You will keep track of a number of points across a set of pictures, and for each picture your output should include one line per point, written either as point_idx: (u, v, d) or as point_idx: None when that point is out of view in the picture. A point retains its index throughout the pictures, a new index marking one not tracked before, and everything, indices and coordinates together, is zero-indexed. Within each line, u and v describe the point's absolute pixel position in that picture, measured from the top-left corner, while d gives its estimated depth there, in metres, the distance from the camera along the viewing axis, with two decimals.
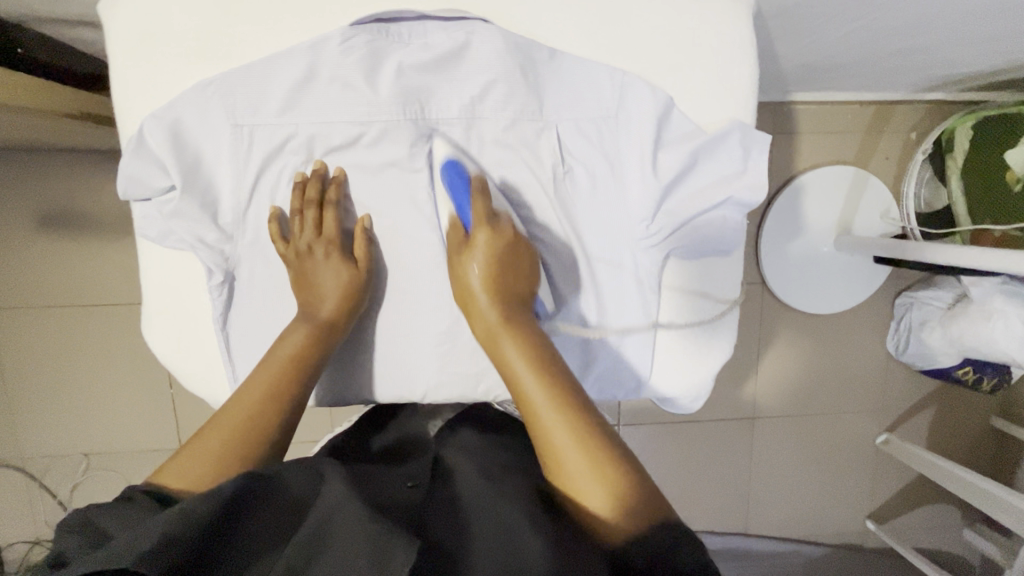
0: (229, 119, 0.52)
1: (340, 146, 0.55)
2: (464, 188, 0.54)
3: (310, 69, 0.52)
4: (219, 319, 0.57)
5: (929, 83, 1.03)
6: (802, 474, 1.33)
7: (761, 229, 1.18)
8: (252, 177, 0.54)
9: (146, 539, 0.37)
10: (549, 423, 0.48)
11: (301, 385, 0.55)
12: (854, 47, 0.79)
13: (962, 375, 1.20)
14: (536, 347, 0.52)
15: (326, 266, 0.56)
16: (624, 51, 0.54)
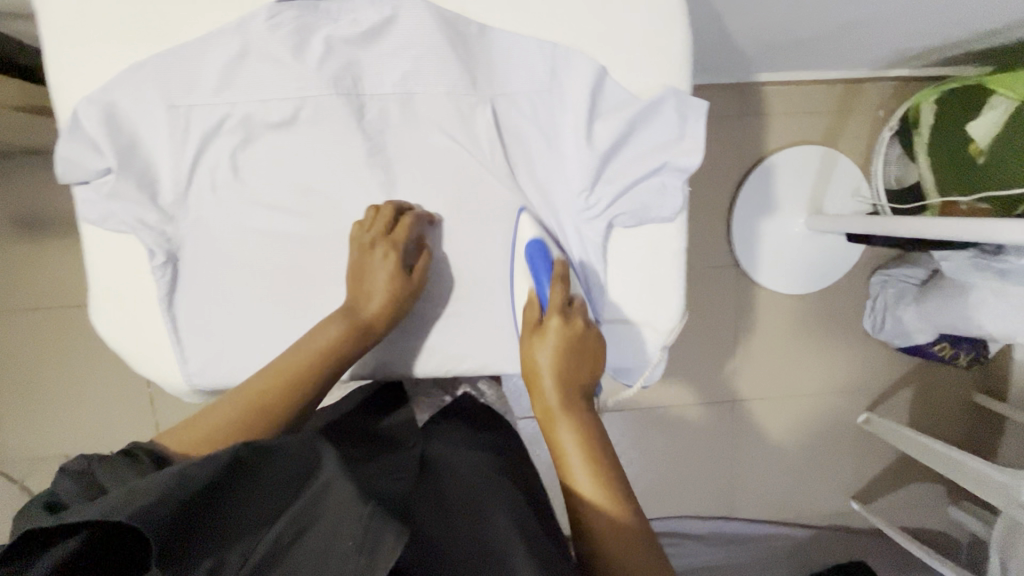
0: (164, 100, 0.53)
1: (276, 125, 0.55)
2: (548, 271, 0.57)
3: (242, 47, 0.53)
4: (165, 301, 0.56)
5: (890, 58, 1.04)
6: (787, 456, 1.33)
7: (733, 210, 1.19)
8: (191, 156, 0.54)
9: (135, 500, 0.37)
10: (595, 513, 0.48)
11: (329, 382, 0.55)
12: (805, 22, 0.80)
13: (939, 351, 1.21)
14: (592, 431, 0.52)
15: (380, 266, 0.56)
16: (553, 23, 0.55)
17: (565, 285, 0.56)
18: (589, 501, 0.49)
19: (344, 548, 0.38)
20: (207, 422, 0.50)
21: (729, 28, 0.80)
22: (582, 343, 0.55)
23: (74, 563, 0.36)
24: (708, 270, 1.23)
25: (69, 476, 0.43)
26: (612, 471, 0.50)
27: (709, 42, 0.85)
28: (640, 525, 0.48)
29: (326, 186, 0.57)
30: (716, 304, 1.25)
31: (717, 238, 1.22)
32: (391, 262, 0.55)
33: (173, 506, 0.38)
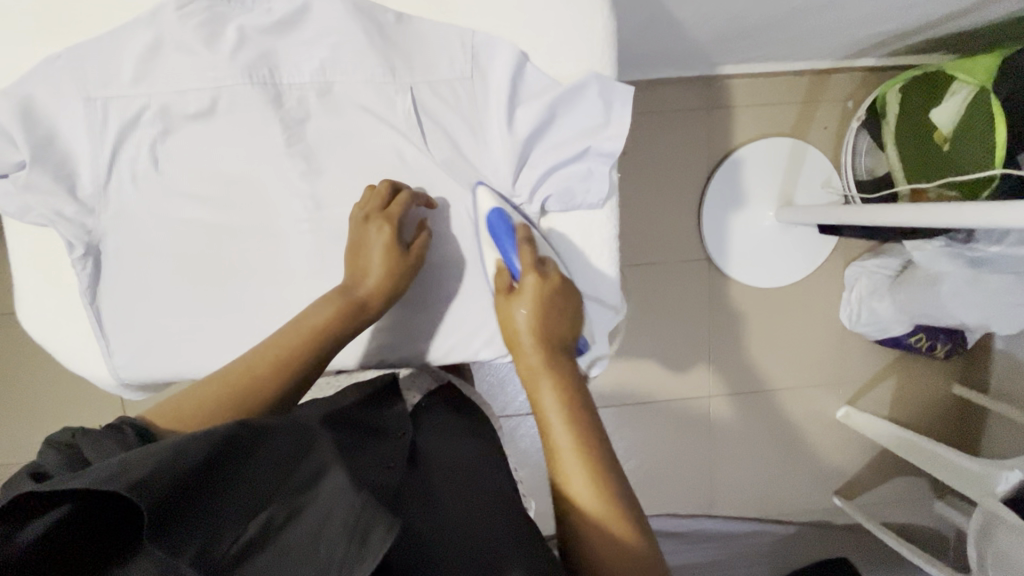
0: (80, 92, 0.53)
1: (194, 116, 0.55)
2: (511, 236, 0.57)
3: (156, 38, 0.53)
4: (88, 293, 0.57)
5: (851, 46, 1.03)
6: (765, 451, 1.31)
7: (702, 204, 1.19)
8: (109, 150, 0.54)
9: (135, 469, 0.34)
10: (564, 453, 0.48)
11: (320, 358, 0.54)
12: (754, 12, 0.79)
13: (916, 343, 1.20)
14: (567, 380, 0.52)
15: (375, 242, 0.56)
16: (472, 13, 0.57)
17: (532, 247, 0.57)
18: (560, 444, 0.48)
19: (338, 530, 0.35)
20: (201, 395, 0.49)
21: (679, 20, 0.79)
22: (556, 302, 0.55)
23: (56, 537, 0.32)
24: (678, 264, 1.22)
25: (52, 447, 0.41)
26: (584, 412, 0.50)
27: (661, 34, 0.84)
28: (612, 466, 0.48)
29: (247, 175, 0.57)
30: (688, 299, 1.24)
31: (687, 232, 1.21)
32: (386, 236, 0.56)
33: (170, 478, 0.34)
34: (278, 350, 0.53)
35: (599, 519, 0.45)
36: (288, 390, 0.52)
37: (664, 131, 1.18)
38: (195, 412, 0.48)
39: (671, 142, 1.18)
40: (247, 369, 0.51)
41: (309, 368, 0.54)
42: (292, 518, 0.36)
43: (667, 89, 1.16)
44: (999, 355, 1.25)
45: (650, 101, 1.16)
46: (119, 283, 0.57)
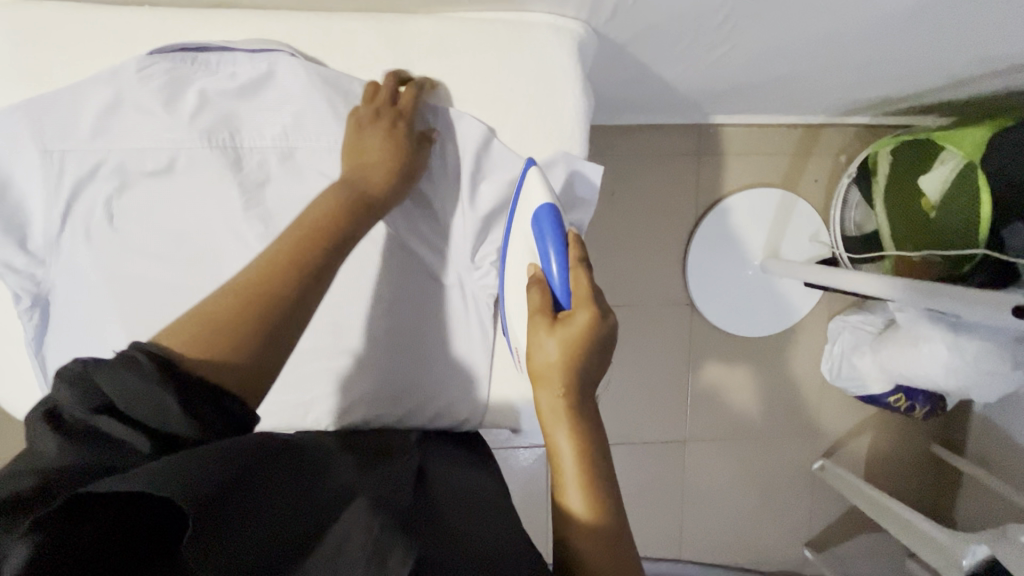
0: (36, 144, 0.52)
1: (152, 173, 0.54)
2: (562, 245, 0.50)
3: (115, 96, 0.52)
4: (33, 344, 0.56)
5: (841, 106, 1.02)
6: (738, 499, 1.30)
7: (688, 250, 1.18)
8: (64, 202, 0.53)
9: (180, 467, 0.34)
10: (573, 509, 0.46)
11: (335, 253, 0.49)
12: (741, 77, 0.78)
13: (895, 402, 1.18)
14: (585, 427, 0.48)
15: (374, 125, 0.54)
16: (441, 86, 0.57)
17: (586, 267, 0.50)
18: (569, 497, 0.46)
19: (355, 554, 0.33)
20: (198, 309, 0.43)
21: (667, 81, 0.78)
22: (603, 343, 0.48)
23: (88, 548, 0.32)
24: (659, 308, 1.21)
25: (71, 380, 0.38)
26: (598, 466, 0.47)
27: (650, 90, 0.84)
28: (620, 530, 0.45)
29: (200, 233, 0.55)
30: (667, 343, 1.23)
31: (670, 277, 1.20)
32: (390, 132, 0.54)
33: (209, 484, 0.34)
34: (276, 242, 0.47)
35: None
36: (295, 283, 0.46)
37: (652, 176, 1.17)
38: (194, 322, 0.42)
39: (657, 187, 1.18)
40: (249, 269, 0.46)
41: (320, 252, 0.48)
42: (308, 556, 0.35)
43: (656, 135, 1.16)
44: (978, 419, 1.24)
45: (640, 146, 1.16)
46: (66, 335, 0.56)
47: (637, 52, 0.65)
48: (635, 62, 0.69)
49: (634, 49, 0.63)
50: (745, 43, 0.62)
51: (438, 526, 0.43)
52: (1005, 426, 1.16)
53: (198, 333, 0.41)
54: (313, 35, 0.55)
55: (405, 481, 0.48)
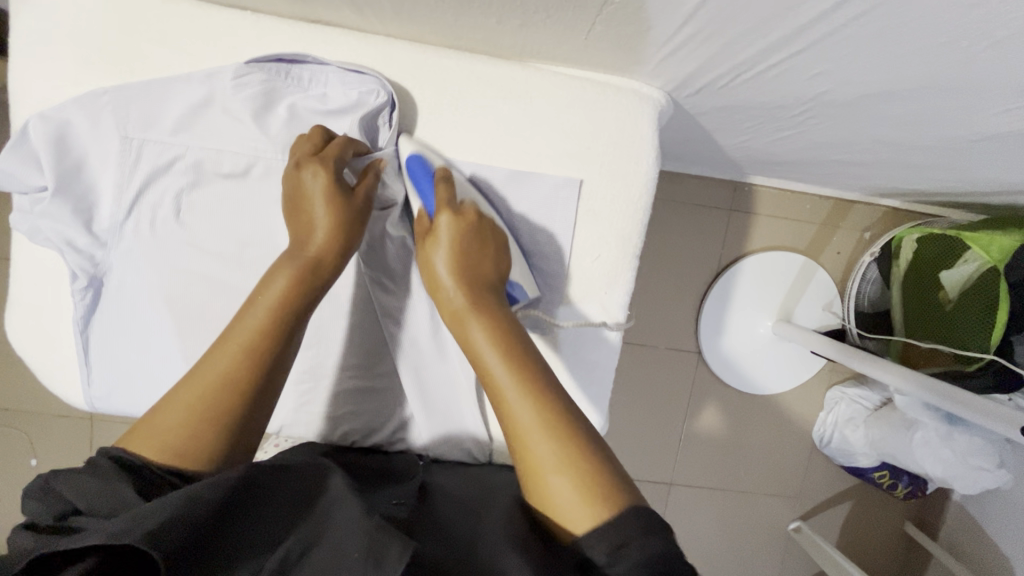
0: (119, 130, 0.53)
1: (227, 175, 0.55)
2: (427, 178, 0.55)
3: (207, 96, 0.53)
4: (80, 322, 0.57)
5: (878, 189, 1.05)
6: (711, 550, 1.31)
7: (704, 301, 1.20)
8: (135, 190, 0.54)
9: (147, 518, 0.35)
10: (521, 415, 0.45)
11: (291, 327, 0.49)
12: (795, 154, 0.80)
13: (878, 478, 1.21)
14: (509, 339, 0.49)
15: (312, 188, 0.51)
16: (519, 131, 0.58)
17: (449, 187, 0.54)
18: (513, 410, 0.45)
19: (350, 552, 0.35)
20: (157, 407, 0.44)
21: (724, 145, 0.80)
22: (476, 234, 0.54)
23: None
24: (667, 352, 1.23)
25: (31, 499, 0.38)
26: (528, 364, 0.48)
27: (704, 150, 0.85)
28: (563, 406, 0.46)
29: (265, 241, 0.56)
30: (670, 387, 1.25)
31: (683, 323, 1.22)
32: (327, 181, 0.51)
33: (186, 524, 0.35)
34: (231, 335, 0.47)
35: (570, 485, 0.42)
36: (258, 372, 0.46)
37: (682, 224, 1.19)
38: (161, 428, 0.43)
39: (687, 235, 1.20)
40: (207, 365, 0.45)
41: (276, 337, 0.48)
42: (307, 554, 0.36)
43: (693, 185, 1.18)
44: (955, 506, 1.27)
45: (676, 191, 1.19)
46: (121, 316, 0.57)
47: (705, 120, 0.66)
48: (701, 128, 0.70)
49: (704, 117, 0.65)
50: (811, 131, 0.64)
51: (440, 528, 0.46)
52: (981, 518, 1.19)
53: (169, 437, 0.42)
54: (407, 64, 0.56)
55: (403, 499, 0.50)
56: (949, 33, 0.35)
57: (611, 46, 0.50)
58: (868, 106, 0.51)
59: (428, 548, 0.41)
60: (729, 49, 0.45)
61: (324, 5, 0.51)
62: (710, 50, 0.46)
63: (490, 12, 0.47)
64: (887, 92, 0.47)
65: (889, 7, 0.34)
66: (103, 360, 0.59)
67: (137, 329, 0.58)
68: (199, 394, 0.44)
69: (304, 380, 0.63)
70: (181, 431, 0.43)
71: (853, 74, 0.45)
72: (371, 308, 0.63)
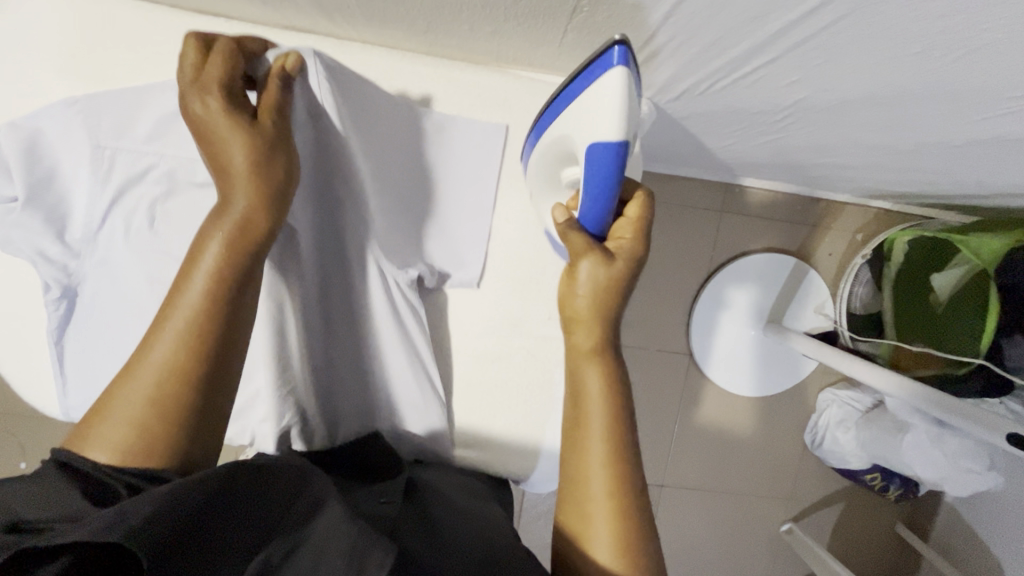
0: (91, 139, 0.52)
1: (201, 184, 0.54)
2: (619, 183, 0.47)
3: (178, 105, 0.52)
4: (55, 332, 0.57)
5: (868, 191, 1.05)
6: (701, 551, 1.31)
7: (695, 303, 1.20)
8: (107, 201, 0.53)
9: (128, 516, 0.33)
10: (593, 454, 0.45)
11: (229, 299, 0.46)
12: (782, 158, 0.79)
13: (870, 481, 1.21)
14: (616, 374, 0.48)
15: (209, 117, 0.44)
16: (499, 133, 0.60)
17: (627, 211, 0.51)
18: (590, 442, 0.46)
19: (335, 553, 0.35)
20: (104, 401, 0.43)
21: (710, 149, 0.79)
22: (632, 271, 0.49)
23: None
24: (659, 354, 1.23)
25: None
26: (620, 399, 0.47)
27: (690, 154, 0.84)
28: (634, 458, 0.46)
29: None
30: (661, 389, 1.24)
31: (675, 326, 1.22)
32: (222, 106, 0.44)
33: (167, 525, 0.34)
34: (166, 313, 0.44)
35: (612, 528, 0.43)
36: (201, 358, 0.44)
37: (674, 226, 1.19)
38: (110, 426, 0.42)
39: (678, 238, 1.19)
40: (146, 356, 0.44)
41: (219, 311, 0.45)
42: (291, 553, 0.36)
43: (684, 187, 1.18)
44: (946, 507, 1.27)
45: (666, 193, 1.18)
46: (97, 328, 0.57)
47: (689, 124, 0.66)
48: (685, 131, 0.70)
49: (688, 122, 0.64)
50: (795, 136, 0.63)
51: (420, 530, 0.46)
52: (972, 519, 1.19)
53: (121, 437, 0.41)
54: (385, 76, 0.57)
55: (390, 496, 0.50)
56: (920, 43, 0.35)
57: (588, 53, 0.49)
58: (847, 112, 0.51)
59: (411, 551, 0.41)
60: (705, 56, 0.44)
61: (297, 11, 0.50)
62: (686, 58, 0.46)
63: (463, 19, 0.46)
64: (866, 99, 0.46)
65: (859, 16, 0.33)
66: (80, 371, 0.58)
67: (112, 339, 0.57)
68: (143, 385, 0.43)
69: (280, 390, 0.61)
70: (129, 426, 0.42)
71: (828, 83, 0.45)
72: (350, 317, 0.61)
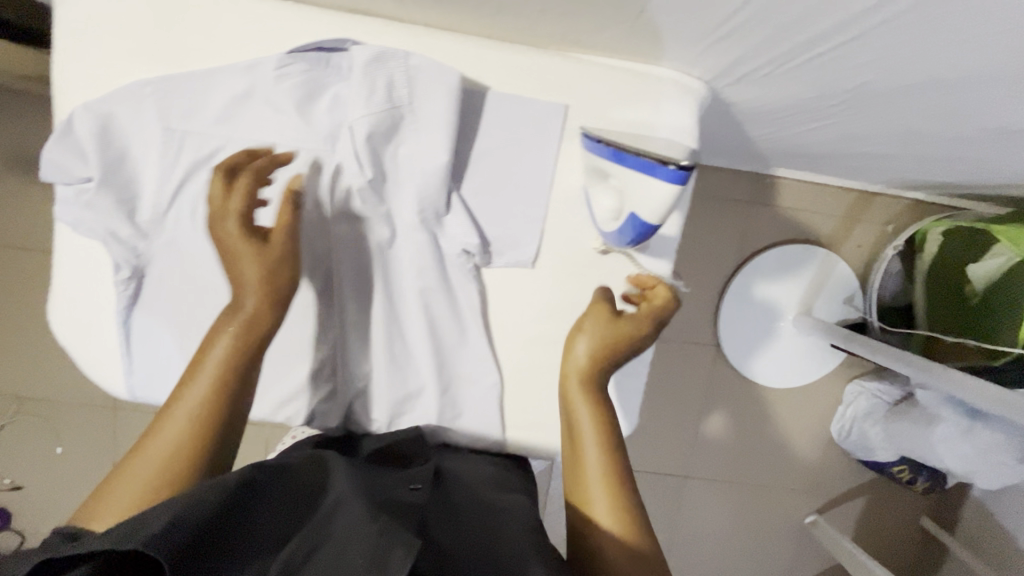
0: (162, 121, 0.53)
1: (267, 166, 0.55)
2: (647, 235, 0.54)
3: (249, 88, 0.53)
4: (123, 312, 0.58)
5: (902, 181, 1.04)
6: (724, 543, 1.31)
7: (725, 294, 1.19)
8: (176, 181, 0.55)
9: (148, 525, 0.36)
10: (590, 457, 0.55)
11: (235, 389, 0.53)
12: (823, 147, 0.79)
13: (897, 473, 1.21)
14: (599, 392, 0.58)
15: (232, 239, 0.53)
16: (558, 116, 0.57)
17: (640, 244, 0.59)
18: (587, 448, 0.55)
19: (354, 559, 0.35)
20: (114, 478, 0.49)
21: (752, 136, 0.79)
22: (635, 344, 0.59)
23: None
24: (686, 345, 1.23)
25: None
26: (607, 417, 0.57)
27: (730, 142, 0.84)
28: (625, 461, 0.56)
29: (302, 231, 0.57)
30: (688, 381, 1.25)
31: (702, 316, 1.22)
32: (243, 229, 0.53)
33: (184, 531, 0.36)
34: (178, 399, 0.52)
35: (614, 518, 0.52)
36: (206, 441, 0.51)
37: (703, 217, 1.19)
38: (119, 500, 0.48)
39: (708, 228, 1.19)
40: (157, 440, 0.50)
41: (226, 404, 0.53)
42: (313, 554, 0.38)
43: (714, 177, 1.18)
44: (973, 501, 1.26)
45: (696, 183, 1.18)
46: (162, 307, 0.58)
47: (736, 110, 0.66)
48: (731, 118, 0.70)
49: (738, 108, 0.64)
50: (846, 123, 0.63)
51: (447, 522, 0.47)
52: (1000, 514, 1.19)
53: (131, 506, 0.47)
54: (454, 50, 0.55)
55: (420, 481, 0.50)
56: (1012, 24, 0.33)
57: (654, 35, 0.49)
58: (911, 98, 0.50)
59: (440, 544, 0.42)
60: (780, 37, 0.44)
61: None
62: (755, 40, 0.45)
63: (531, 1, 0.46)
64: (931, 85, 0.46)
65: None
66: (141, 353, 0.59)
67: (179, 319, 0.59)
68: (150, 466, 0.49)
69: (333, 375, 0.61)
70: (139, 500, 0.48)
71: (899, 66, 0.44)
72: (405, 301, 0.61)
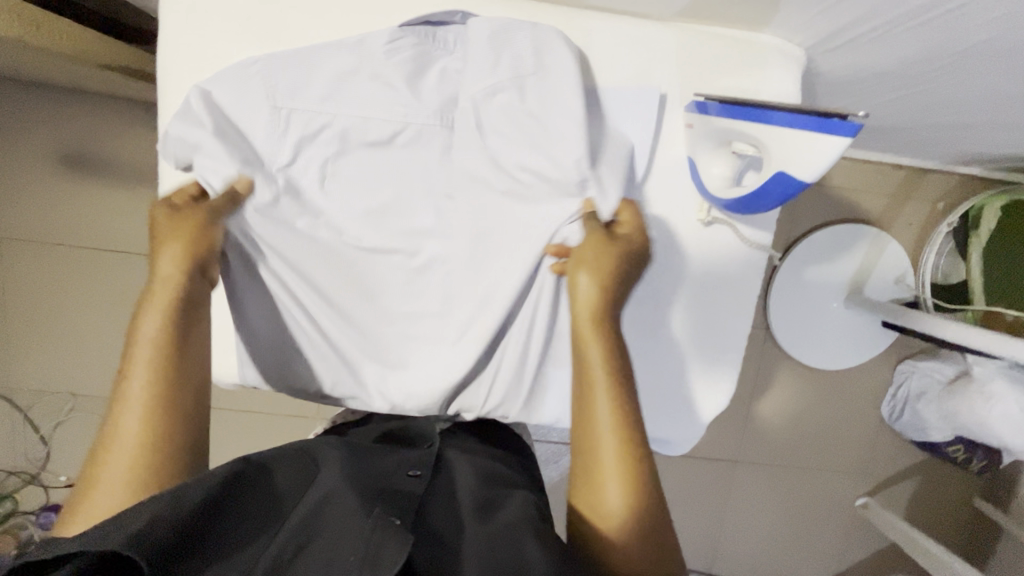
0: (271, 99, 0.55)
1: (374, 141, 0.57)
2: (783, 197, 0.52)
3: (357, 62, 0.55)
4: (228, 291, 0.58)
5: (958, 155, 1.03)
6: (775, 526, 1.31)
7: (773, 277, 1.18)
8: (287, 155, 0.57)
9: (128, 523, 0.35)
10: (601, 422, 0.49)
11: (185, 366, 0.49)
12: (893, 118, 0.78)
13: (953, 453, 1.18)
14: (614, 345, 0.52)
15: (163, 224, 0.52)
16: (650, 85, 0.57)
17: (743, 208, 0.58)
18: (598, 408, 0.50)
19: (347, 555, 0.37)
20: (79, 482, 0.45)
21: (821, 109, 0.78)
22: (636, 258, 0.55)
23: None
24: None
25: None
26: (620, 373, 0.51)
27: None
28: (639, 428, 0.50)
29: (405, 202, 0.58)
30: None
31: None
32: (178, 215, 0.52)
33: (168, 529, 0.36)
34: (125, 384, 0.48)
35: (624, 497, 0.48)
36: (169, 426, 0.47)
37: None
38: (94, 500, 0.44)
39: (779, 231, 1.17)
40: (115, 433, 0.46)
41: (183, 388, 0.49)
42: (303, 549, 0.38)
43: None
44: None
45: None
46: (261, 290, 0.59)
47: (819, 79, 0.65)
48: (810, 89, 0.69)
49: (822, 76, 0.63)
50: (935, 88, 0.62)
51: (447, 507, 0.48)
52: None
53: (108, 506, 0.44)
54: (556, 25, 0.57)
55: (419, 469, 0.51)
56: None
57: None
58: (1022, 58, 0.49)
59: (434, 531, 0.44)
60: None
61: None
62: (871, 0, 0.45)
63: None
64: None
65: None
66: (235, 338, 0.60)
67: (276, 302, 0.60)
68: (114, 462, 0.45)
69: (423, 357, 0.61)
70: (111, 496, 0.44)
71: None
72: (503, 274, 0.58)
